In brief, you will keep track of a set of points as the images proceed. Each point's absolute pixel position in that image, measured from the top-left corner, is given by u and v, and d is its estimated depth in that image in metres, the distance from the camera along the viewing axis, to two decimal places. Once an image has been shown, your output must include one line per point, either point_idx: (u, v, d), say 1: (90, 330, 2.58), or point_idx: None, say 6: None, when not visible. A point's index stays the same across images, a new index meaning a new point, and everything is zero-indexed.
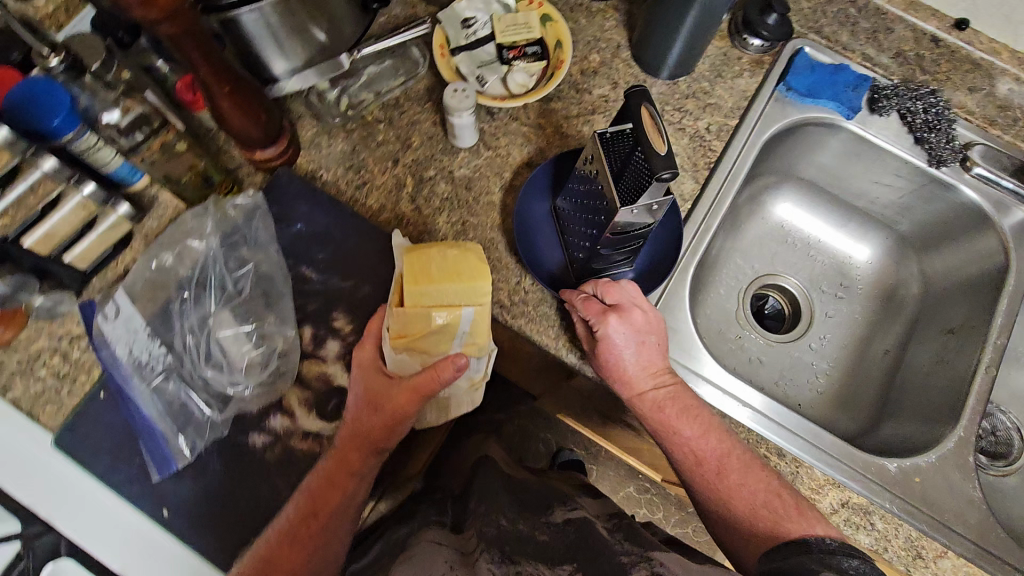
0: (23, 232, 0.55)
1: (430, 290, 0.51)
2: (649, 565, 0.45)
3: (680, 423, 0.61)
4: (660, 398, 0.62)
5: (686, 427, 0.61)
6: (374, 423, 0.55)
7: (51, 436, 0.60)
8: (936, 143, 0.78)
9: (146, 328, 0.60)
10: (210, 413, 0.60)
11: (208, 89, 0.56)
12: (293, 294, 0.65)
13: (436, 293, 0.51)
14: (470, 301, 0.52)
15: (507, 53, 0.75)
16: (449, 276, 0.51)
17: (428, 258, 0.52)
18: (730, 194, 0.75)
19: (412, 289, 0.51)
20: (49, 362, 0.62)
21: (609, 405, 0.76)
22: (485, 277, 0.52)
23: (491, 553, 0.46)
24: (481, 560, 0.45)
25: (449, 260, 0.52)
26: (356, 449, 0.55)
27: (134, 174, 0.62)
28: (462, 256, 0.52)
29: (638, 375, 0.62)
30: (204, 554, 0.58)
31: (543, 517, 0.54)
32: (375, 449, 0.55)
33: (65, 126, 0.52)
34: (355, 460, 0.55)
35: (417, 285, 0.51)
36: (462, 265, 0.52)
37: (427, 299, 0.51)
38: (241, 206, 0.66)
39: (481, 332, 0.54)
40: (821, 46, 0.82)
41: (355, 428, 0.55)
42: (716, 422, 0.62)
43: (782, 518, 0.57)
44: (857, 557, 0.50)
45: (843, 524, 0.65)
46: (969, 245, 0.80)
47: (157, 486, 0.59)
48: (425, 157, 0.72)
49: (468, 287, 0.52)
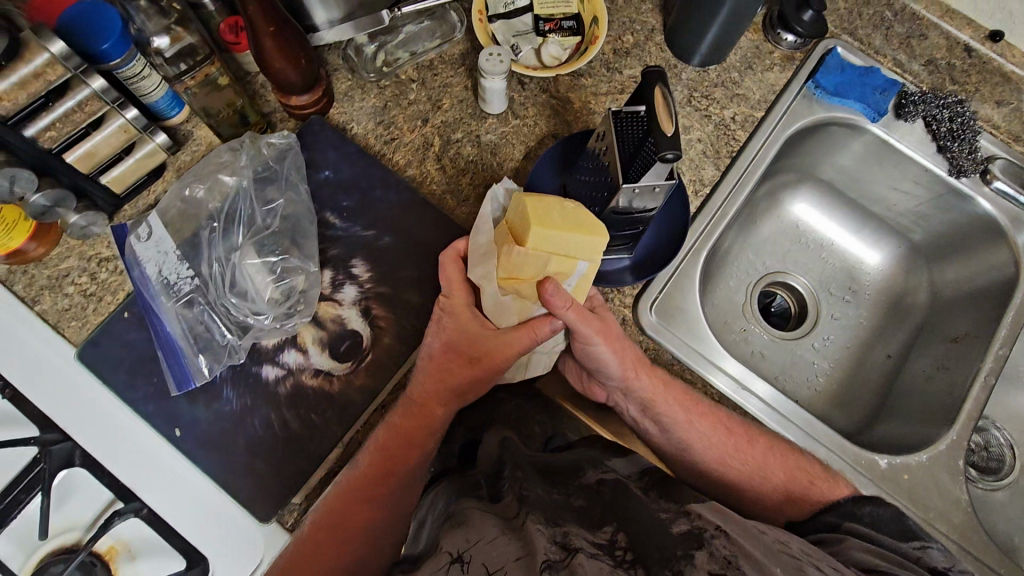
0: (66, 148, 0.56)
1: (552, 235, 0.53)
2: (688, 519, 0.45)
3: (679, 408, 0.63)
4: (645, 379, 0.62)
5: (684, 411, 0.63)
6: (468, 375, 0.58)
7: (75, 349, 0.63)
8: (958, 152, 0.79)
9: (176, 251, 0.63)
10: (230, 338, 0.62)
11: (254, 27, 0.58)
12: (317, 236, 0.67)
13: (557, 239, 0.53)
14: (585, 255, 0.55)
15: (543, 25, 0.77)
16: (571, 227, 0.53)
17: (551, 206, 0.54)
18: (749, 184, 0.76)
19: (537, 230, 0.52)
20: (77, 281, 0.65)
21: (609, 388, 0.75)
22: (603, 235, 0.54)
23: (537, 515, 0.45)
24: (529, 522, 0.44)
25: (568, 212, 0.54)
26: (440, 404, 0.58)
27: (174, 106, 0.65)
28: (580, 212, 0.55)
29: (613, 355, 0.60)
30: (210, 474, 0.60)
31: (578, 480, 0.52)
32: (453, 400, 0.59)
33: (114, 51, 0.54)
34: (435, 409, 0.58)
35: (544, 227, 0.52)
36: (581, 220, 0.55)
37: (548, 244, 0.53)
38: (275, 146, 0.68)
39: (581, 290, 0.58)
40: (853, 48, 0.83)
41: (444, 380, 0.58)
42: (706, 405, 0.65)
43: (804, 481, 0.60)
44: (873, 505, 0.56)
45: None
46: (981, 257, 0.80)
47: (173, 405, 0.62)
48: (454, 119, 0.74)
49: (585, 240, 0.54)
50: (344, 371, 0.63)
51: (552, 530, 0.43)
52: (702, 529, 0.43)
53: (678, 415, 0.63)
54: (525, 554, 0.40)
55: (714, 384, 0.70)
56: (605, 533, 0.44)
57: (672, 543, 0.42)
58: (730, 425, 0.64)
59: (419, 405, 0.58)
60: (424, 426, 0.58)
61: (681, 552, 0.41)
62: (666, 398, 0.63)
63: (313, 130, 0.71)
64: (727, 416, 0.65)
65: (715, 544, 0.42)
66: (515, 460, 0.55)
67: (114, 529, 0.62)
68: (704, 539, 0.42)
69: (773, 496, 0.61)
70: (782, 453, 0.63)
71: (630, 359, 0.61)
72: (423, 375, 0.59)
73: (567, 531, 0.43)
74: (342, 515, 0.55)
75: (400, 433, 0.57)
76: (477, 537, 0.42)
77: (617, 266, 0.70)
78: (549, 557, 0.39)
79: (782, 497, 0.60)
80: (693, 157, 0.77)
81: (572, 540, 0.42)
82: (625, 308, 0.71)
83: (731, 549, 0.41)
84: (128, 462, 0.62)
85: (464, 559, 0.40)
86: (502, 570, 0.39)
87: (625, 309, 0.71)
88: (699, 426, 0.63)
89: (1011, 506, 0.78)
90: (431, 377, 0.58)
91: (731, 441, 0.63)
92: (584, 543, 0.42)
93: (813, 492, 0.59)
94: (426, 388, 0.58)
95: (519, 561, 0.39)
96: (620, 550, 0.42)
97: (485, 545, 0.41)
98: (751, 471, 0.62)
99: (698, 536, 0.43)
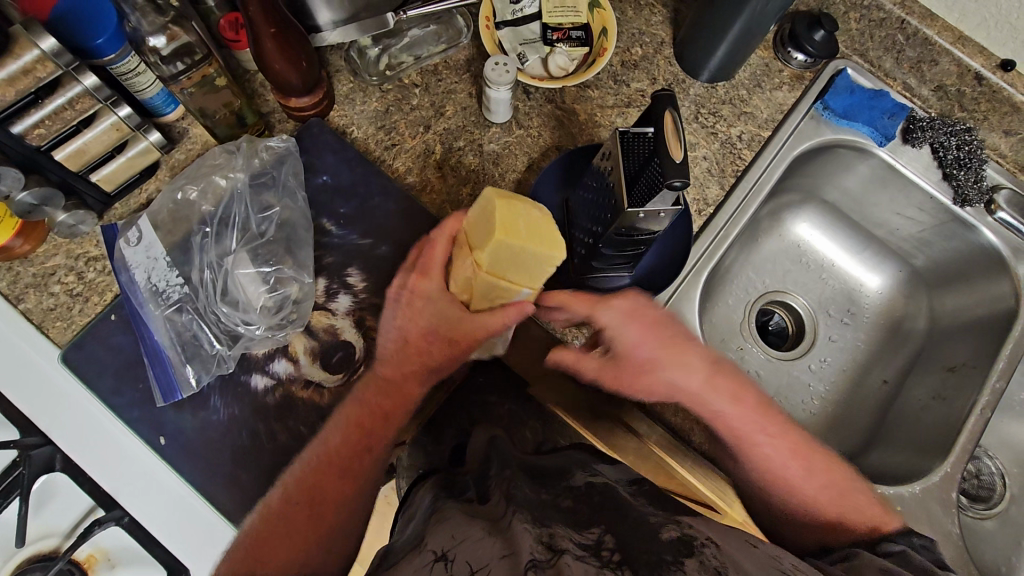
0: (55, 145, 0.54)
1: (497, 241, 0.45)
2: (679, 527, 0.44)
3: (737, 420, 0.61)
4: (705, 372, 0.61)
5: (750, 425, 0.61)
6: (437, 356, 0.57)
7: (59, 350, 0.62)
8: (964, 181, 0.78)
9: (164, 257, 0.62)
10: (220, 348, 0.61)
11: (254, 27, 0.56)
12: (312, 244, 0.65)
13: (517, 252, 0.46)
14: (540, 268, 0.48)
15: (552, 34, 0.76)
16: (533, 239, 0.46)
17: (520, 211, 0.46)
18: (753, 204, 0.76)
19: (497, 237, 0.44)
20: (64, 280, 0.63)
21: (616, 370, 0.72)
22: (561, 252, 0.47)
23: (524, 516, 0.43)
24: (515, 522, 0.42)
25: (531, 219, 0.46)
26: (415, 382, 0.58)
27: (168, 104, 0.63)
28: (548, 222, 0.47)
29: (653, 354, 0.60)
30: (192, 484, 0.59)
31: (565, 482, 0.51)
32: (413, 380, 0.58)
33: (108, 46, 0.53)
34: (407, 387, 0.58)
35: (505, 235, 0.44)
36: (546, 232, 0.47)
37: (494, 250, 0.46)
38: (274, 149, 0.67)
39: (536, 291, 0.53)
40: (863, 70, 0.82)
41: (418, 358, 0.57)
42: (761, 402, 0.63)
43: (851, 513, 0.60)
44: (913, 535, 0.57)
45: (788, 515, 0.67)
46: (982, 289, 0.80)
47: (158, 413, 0.60)
48: (457, 127, 0.72)
49: (543, 256, 0.47)
50: (335, 384, 0.62)
51: (539, 531, 0.41)
52: (693, 540, 0.42)
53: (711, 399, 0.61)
54: (510, 551, 0.38)
55: None
56: (592, 534, 0.42)
57: (662, 547, 0.40)
58: (768, 425, 0.62)
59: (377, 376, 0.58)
60: (406, 394, 0.58)
61: (671, 557, 0.39)
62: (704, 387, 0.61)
63: (312, 133, 0.70)
64: (772, 414, 0.63)
65: (706, 554, 0.40)
66: (503, 459, 0.55)
67: (92, 539, 0.63)
68: (695, 548, 0.41)
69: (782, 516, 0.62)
70: (809, 467, 0.62)
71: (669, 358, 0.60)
72: (393, 356, 0.58)
73: (555, 533, 0.41)
74: (308, 514, 0.54)
75: (362, 406, 0.57)
76: (463, 536, 0.41)
77: (617, 284, 0.69)
78: (535, 556, 0.37)
79: (829, 527, 0.60)
80: (698, 175, 0.76)
81: (558, 540, 0.40)
82: None
83: (721, 559, 0.39)
84: (109, 468, 0.61)
85: (448, 557, 0.39)
86: (486, 568, 0.37)
87: None
88: (733, 422, 0.61)
89: (999, 536, 0.78)
90: (395, 348, 0.58)
91: (764, 446, 0.61)
92: (571, 544, 0.40)
93: (859, 516, 0.60)
94: (392, 359, 0.58)
95: (503, 558, 0.37)
96: (607, 552, 0.39)
97: (470, 544, 0.40)
98: (773, 483, 0.62)
99: (688, 546, 0.41)
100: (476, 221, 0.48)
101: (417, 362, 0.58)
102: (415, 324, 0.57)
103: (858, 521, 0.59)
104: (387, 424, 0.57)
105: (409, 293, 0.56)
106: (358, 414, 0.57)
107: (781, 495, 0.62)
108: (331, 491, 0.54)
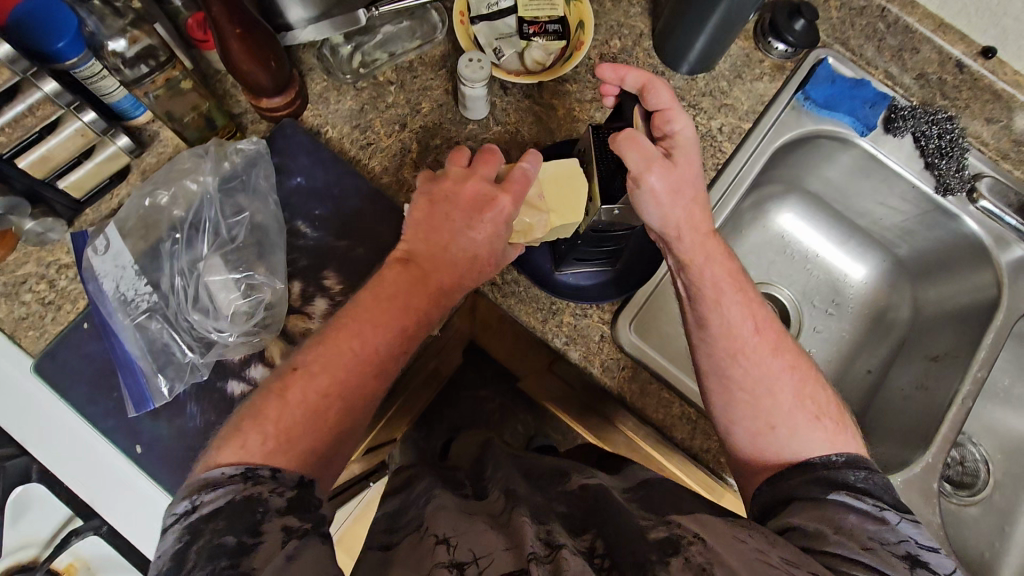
0: (17, 154, 0.53)
1: (571, 195, 0.56)
2: (669, 527, 0.41)
3: (726, 299, 0.56)
4: (680, 223, 0.56)
5: (742, 308, 0.56)
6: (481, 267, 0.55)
7: (31, 360, 0.61)
8: (945, 170, 0.77)
9: (133, 265, 0.61)
10: (192, 355, 0.60)
11: (218, 28, 0.55)
12: (285, 247, 0.64)
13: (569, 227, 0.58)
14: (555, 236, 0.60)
15: (528, 28, 0.74)
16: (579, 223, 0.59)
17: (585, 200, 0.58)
18: (732, 200, 0.75)
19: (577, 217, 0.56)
20: (35, 288, 0.62)
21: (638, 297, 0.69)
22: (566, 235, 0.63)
23: (523, 509, 0.43)
24: (516, 515, 0.42)
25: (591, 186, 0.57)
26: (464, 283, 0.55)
27: (137, 108, 0.62)
28: None
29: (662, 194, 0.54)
30: (169, 491, 0.59)
31: (558, 487, 0.49)
32: (460, 291, 0.55)
33: (70, 50, 0.52)
34: (448, 293, 0.54)
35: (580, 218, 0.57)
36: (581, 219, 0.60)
37: (561, 202, 0.56)
38: (244, 151, 0.65)
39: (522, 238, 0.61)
40: (845, 59, 0.81)
41: (474, 264, 0.55)
42: (758, 303, 0.57)
43: (812, 406, 0.52)
44: (864, 468, 0.48)
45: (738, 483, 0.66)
46: (965, 280, 0.79)
47: (132, 422, 0.60)
48: (433, 124, 0.71)
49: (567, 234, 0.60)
50: None
51: (538, 526, 0.40)
52: (680, 536, 0.39)
53: (705, 301, 0.56)
54: (513, 546, 0.37)
55: (692, 402, 0.67)
56: (585, 540, 0.40)
57: (648, 547, 0.38)
58: (760, 322, 0.55)
59: (415, 267, 0.53)
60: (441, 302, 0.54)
61: (656, 556, 0.37)
62: (706, 271, 0.56)
63: (286, 134, 0.68)
64: (768, 318, 0.56)
65: (692, 550, 0.38)
66: (498, 462, 0.55)
67: (71, 549, 0.67)
68: (681, 546, 0.38)
69: (734, 429, 0.53)
70: (803, 375, 0.54)
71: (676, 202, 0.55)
72: (459, 250, 0.54)
73: (553, 530, 0.40)
74: (343, 400, 0.48)
75: (392, 299, 0.51)
76: (464, 528, 0.40)
77: (597, 281, 0.69)
78: (535, 549, 0.37)
79: (786, 411, 0.52)
80: None
81: (556, 537, 0.39)
82: (603, 325, 0.68)
83: (708, 555, 0.37)
84: (92, 475, 0.62)
85: (450, 543, 0.39)
86: (489, 556, 0.37)
87: (605, 325, 0.68)
88: (727, 315, 0.55)
89: (984, 522, 0.78)
90: (456, 253, 0.54)
91: (753, 341, 0.54)
92: (569, 542, 0.39)
93: (814, 421, 0.51)
94: (441, 261, 0.53)
95: (508, 551, 0.37)
96: (597, 558, 0.39)
97: (473, 535, 0.39)
98: (754, 382, 0.53)
99: (675, 543, 0.39)
100: (548, 176, 0.57)
101: (463, 273, 0.54)
102: (481, 235, 0.54)
103: (835, 434, 0.51)
104: (424, 327, 0.53)
105: (501, 217, 0.54)
106: (396, 308, 0.51)
107: (734, 390, 0.53)
108: (361, 380, 0.49)
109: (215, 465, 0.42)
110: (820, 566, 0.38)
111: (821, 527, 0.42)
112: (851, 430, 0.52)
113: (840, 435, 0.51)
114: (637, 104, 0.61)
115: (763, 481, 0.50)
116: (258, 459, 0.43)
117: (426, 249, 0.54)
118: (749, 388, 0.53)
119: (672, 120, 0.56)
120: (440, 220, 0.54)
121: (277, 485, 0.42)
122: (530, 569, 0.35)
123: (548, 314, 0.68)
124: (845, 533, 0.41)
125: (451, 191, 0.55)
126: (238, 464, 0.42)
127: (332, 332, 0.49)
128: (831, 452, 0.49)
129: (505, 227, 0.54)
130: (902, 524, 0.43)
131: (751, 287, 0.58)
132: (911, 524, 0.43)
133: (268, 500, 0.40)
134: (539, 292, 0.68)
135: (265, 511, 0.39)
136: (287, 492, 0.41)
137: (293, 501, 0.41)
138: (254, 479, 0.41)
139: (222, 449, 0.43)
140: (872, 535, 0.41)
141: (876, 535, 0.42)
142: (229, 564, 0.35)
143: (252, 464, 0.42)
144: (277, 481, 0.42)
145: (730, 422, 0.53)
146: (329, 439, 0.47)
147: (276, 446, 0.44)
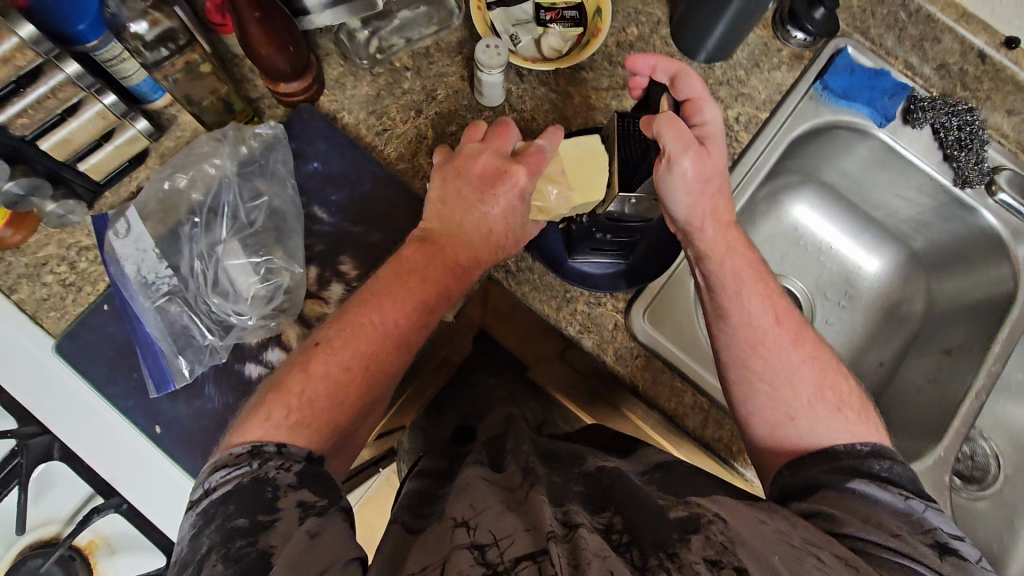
0: (40, 135, 0.54)
1: (591, 169, 0.56)
2: (687, 508, 0.41)
3: (747, 290, 0.56)
4: (704, 215, 0.56)
5: (762, 299, 0.56)
6: (502, 233, 0.57)
7: (53, 340, 0.62)
8: (964, 163, 0.77)
9: (154, 249, 0.62)
10: (212, 338, 0.61)
11: (238, 13, 0.55)
12: (303, 233, 0.65)
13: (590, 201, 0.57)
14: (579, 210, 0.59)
15: (545, 15, 0.74)
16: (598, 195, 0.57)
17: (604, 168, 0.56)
18: (748, 189, 0.75)
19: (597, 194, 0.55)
20: (57, 269, 0.63)
21: (652, 286, 0.69)
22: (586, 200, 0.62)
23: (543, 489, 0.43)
24: (533, 495, 0.42)
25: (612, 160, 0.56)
26: (487, 253, 0.57)
27: (156, 91, 0.62)
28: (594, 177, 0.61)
29: (694, 188, 0.54)
30: (189, 470, 0.61)
31: (577, 469, 0.49)
32: (478, 267, 0.57)
33: (90, 31, 0.52)
34: (467, 269, 0.56)
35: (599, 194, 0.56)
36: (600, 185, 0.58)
37: (578, 175, 0.56)
38: (261, 136, 0.66)
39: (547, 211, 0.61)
40: (864, 48, 0.80)
41: (492, 236, 0.57)
42: (776, 293, 0.57)
43: (834, 397, 0.52)
44: (888, 458, 0.48)
45: (745, 468, 0.66)
46: (981, 273, 0.79)
47: (153, 403, 0.61)
48: (449, 111, 0.71)
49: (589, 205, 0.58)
50: None
51: (555, 508, 0.40)
52: (700, 516, 0.40)
53: (725, 292, 0.56)
54: (531, 526, 0.37)
55: (705, 391, 0.68)
56: (603, 517, 0.41)
57: (667, 526, 0.38)
58: (780, 315, 0.56)
59: (433, 241, 0.55)
60: (452, 284, 0.55)
61: (677, 535, 0.38)
62: (727, 262, 0.57)
63: (302, 119, 0.68)
64: (787, 309, 0.57)
65: (713, 530, 0.38)
66: (520, 437, 0.55)
67: (91, 526, 0.68)
68: (702, 525, 0.39)
69: (753, 419, 0.53)
70: (824, 366, 0.54)
71: (705, 193, 0.55)
72: (475, 229, 0.56)
73: (570, 509, 0.40)
74: (366, 371, 0.49)
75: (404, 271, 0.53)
76: (483, 504, 0.40)
77: (609, 271, 0.69)
78: (553, 529, 0.37)
79: (807, 401, 0.52)
80: None
81: (574, 518, 0.39)
82: (617, 313, 0.69)
83: (728, 534, 0.38)
84: (114, 456, 0.63)
85: (470, 524, 0.38)
86: (508, 538, 0.37)
87: (618, 314, 0.69)
88: (747, 307, 0.55)
89: (992, 516, 0.78)
90: (470, 229, 0.56)
91: (773, 333, 0.55)
92: (586, 520, 0.39)
93: (840, 411, 0.51)
94: (462, 239, 0.56)
95: (528, 532, 0.37)
96: (615, 534, 0.39)
97: (490, 517, 0.39)
98: (776, 373, 0.53)
99: (695, 522, 0.39)
100: (568, 151, 0.57)
101: (483, 247, 0.56)
102: (494, 210, 0.55)
103: (856, 424, 0.51)
104: (443, 299, 0.54)
105: (517, 196, 0.55)
106: (416, 282, 0.53)
107: (752, 382, 0.53)
108: (388, 349, 0.50)
109: (230, 445, 0.43)
110: (846, 548, 0.39)
111: (844, 515, 0.42)
112: (875, 420, 0.53)
113: (861, 425, 0.51)
114: (663, 92, 0.60)
115: (783, 466, 0.50)
116: (278, 434, 0.43)
117: (442, 228, 0.56)
118: (769, 379, 0.53)
119: (704, 110, 0.56)
120: (454, 197, 0.56)
121: (284, 459, 0.42)
122: (549, 549, 0.35)
123: (562, 300, 0.68)
124: (871, 520, 0.42)
125: (464, 167, 0.57)
126: (246, 442, 0.43)
127: (350, 313, 0.51)
128: (855, 441, 0.50)
129: (520, 201, 0.56)
130: (928, 513, 0.43)
131: (771, 278, 0.58)
132: (937, 512, 0.43)
133: (275, 479, 0.40)
134: (553, 279, 0.68)
135: (274, 490, 0.39)
136: (293, 467, 0.42)
137: (316, 482, 0.41)
138: (259, 456, 0.41)
139: (242, 427, 0.44)
140: (896, 525, 0.42)
141: (902, 525, 0.42)
142: (247, 542, 0.35)
143: (260, 441, 0.43)
144: (284, 456, 0.42)
145: (749, 412, 0.53)
146: (351, 414, 0.48)
147: (297, 421, 0.45)
